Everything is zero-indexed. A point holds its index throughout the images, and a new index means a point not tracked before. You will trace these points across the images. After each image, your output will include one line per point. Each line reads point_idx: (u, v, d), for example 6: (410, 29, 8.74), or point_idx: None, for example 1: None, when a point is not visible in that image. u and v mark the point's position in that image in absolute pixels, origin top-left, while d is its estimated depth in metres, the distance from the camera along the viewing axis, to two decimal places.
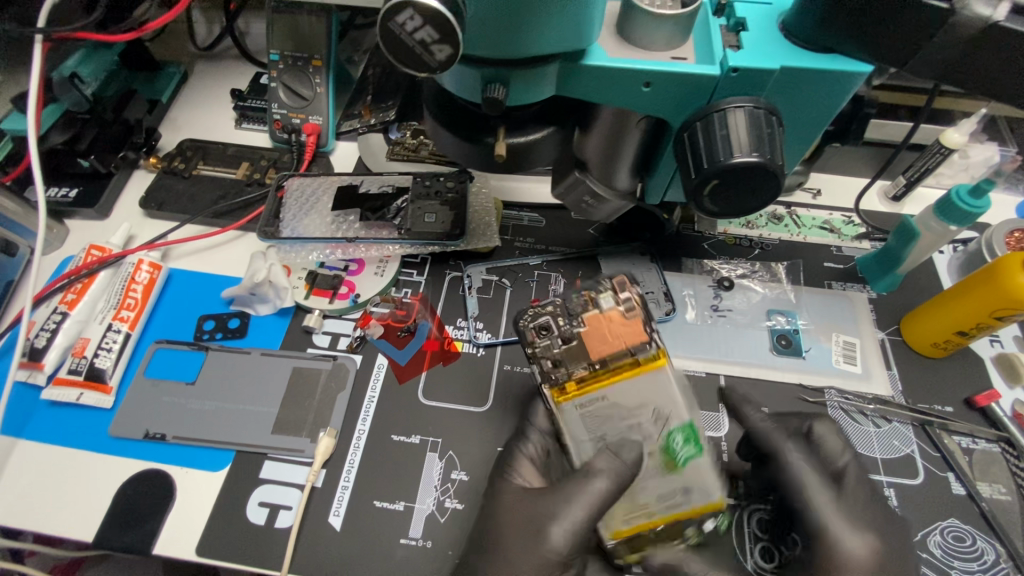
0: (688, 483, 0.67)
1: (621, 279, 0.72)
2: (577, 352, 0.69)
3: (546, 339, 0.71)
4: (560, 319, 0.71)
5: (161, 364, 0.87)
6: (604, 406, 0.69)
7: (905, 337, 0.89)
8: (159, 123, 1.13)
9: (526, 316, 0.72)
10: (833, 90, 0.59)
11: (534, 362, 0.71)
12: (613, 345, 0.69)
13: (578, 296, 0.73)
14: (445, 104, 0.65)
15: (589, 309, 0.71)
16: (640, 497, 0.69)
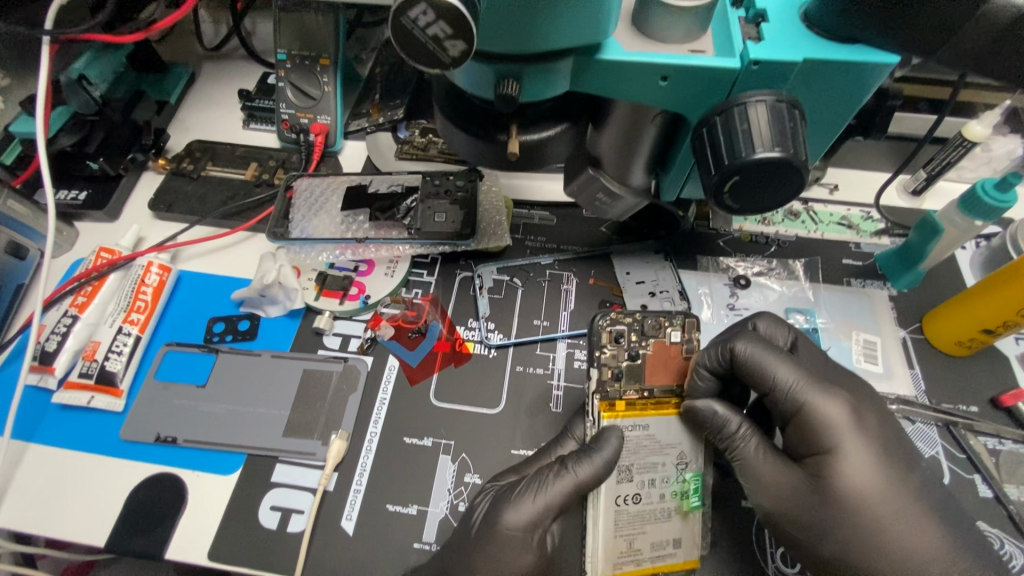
0: (680, 536, 0.69)
1: (692, 320, 0.77)
2: (637, 371, 0.75)
3: (616, 348, 0.75)
4: (631, 334, 0.76)
5: (171, 367, 0.87)
6: (642, 436, 0.71)
7: (928, 335, 0.87)
8: (167, 124, 1.13)
9: (605, 319, 0.75)
10: (859, 83, 0.57)
11: (596, 365, 0.74)
12: (667, 377, 0.75)
13: (652, 317, 0.76)
14: (457, 101, 0.64)
15: (659, 336, 0.76)
16: (637, 543, 0.67)
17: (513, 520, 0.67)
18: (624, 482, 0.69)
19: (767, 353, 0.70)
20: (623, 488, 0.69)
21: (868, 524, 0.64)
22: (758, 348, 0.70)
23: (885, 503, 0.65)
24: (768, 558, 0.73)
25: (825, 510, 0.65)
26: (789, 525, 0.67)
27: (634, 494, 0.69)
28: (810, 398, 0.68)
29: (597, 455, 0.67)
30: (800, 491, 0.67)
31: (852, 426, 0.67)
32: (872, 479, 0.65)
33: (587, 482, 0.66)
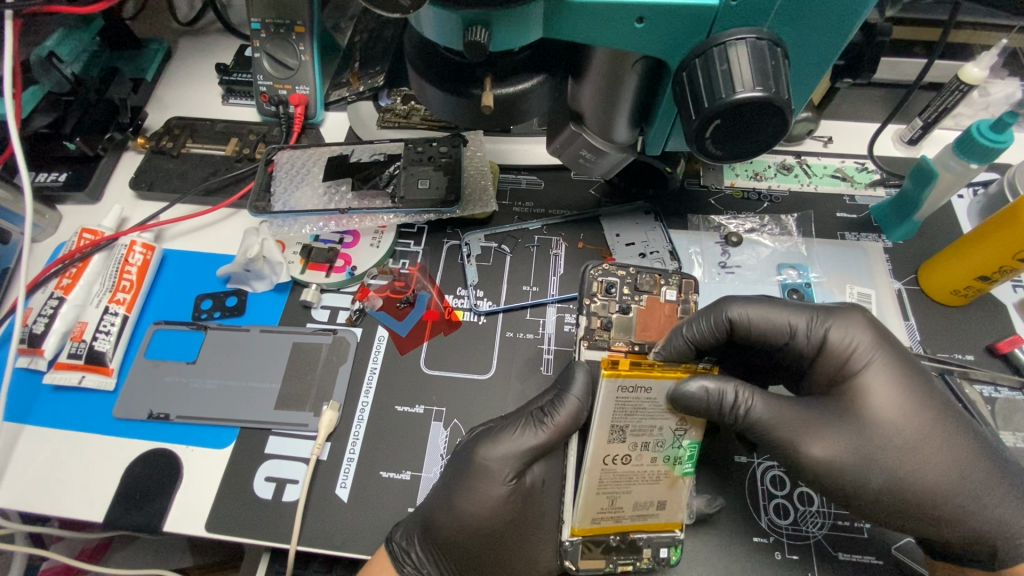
0: (665, 498, 0.68)
1: (688, 282, 0.78)
2: (628, 325, 0.75)
3: (606, 299, 0.75)
4: (624, 287, 0.76)
5: (161, 346, 0.86)
6: (642, 398, 0.67)
7: (923, 285, 0.85)
8: (145, 103, 1.11)
9: (597, 269, 0.76)
10: (844, 15, 0.55)
11: (585, 313, 0.75)
12: (661, 334, 0.75)
13: (647, 274, 0.77)
14: (429, 57, 0.62)
15: (654, 293, 0.77)
16: (619, 501, 0.66)
17: (488, 453, 0.70)
18: (616, 441, 0.66)
19: (771, 308, 0.71)
20: (614, 447, 0.66)
21: (898, 451, 0.64)
22: (758, 307, 0.71)
23: (918, 428, 0.64)
24: (761, 513, 0.73)
25: (868, 440, 0.64)
26: (836, 467, 0.64)
27: (625, 455, 0.67)
28: (830, 328, 0.68)
29: (569, 391, 0.70)
30: (841, 427, 0.65)
31: (880, 350, 0.67)
32: (901, 405, 0.65)
33: (563, 424, 0.69)
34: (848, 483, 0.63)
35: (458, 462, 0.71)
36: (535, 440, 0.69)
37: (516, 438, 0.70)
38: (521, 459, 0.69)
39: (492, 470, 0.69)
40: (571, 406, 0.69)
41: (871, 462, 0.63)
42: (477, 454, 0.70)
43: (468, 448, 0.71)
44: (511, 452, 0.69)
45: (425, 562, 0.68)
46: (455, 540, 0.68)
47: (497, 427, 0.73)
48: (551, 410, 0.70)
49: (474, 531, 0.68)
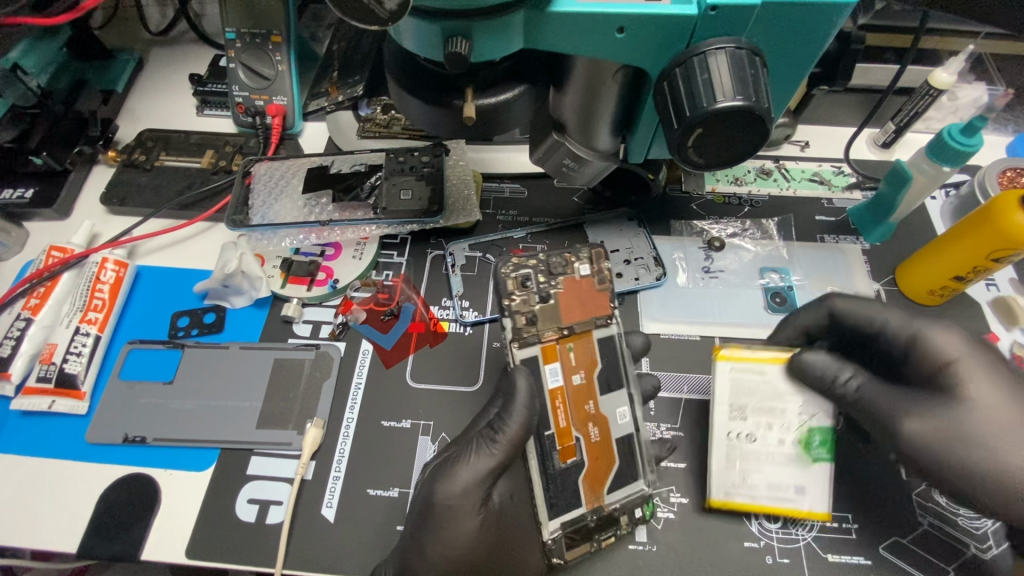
0: (802, 482, 0.69)
1: (598, 250, 0.74)
2: (552, 312, 0.71)
3: (524, 293, 0.72)
4: (539, 276, 0.73)
5: (136, 366, 0.84)
6: (758, 380, 0.70)
7: (901, 286, 0.87)
8: (116, 115, 1.08)
9: (507, 266, 0.72)
10: (820, 25, 0.55)
11: (507, 314, 0.70)
12: (585, 311, 0.72)
13: (557, 257, 0.74)
14: (409, 68, 0.62)
15: (568, 272, 0.73)
16: (751, 479, 0.69)
17: (448, 491, 0.67)
18: (737, 419, 0.70)
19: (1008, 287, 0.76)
20: (736, 425, 0.70)
21: (1005, 440, 0.63)
22: (854, 301, 0.75)
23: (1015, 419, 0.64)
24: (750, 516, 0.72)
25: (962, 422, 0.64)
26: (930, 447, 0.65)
27: (748, 433, 0.69)
28: (919, 328, 0.70)
29: (514, 401, 0.67)
30: (932, 411, 0.66)
31: (972, 348, 0.68)
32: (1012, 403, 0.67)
33: (514, 436, 0.67)
34: (950, 464, 0.64)
35: (419, 505, 0.68)
36: (491, 462, 0.68)
37: (472, 466, 0.68)
38: (479, 484, 0.68)
39: (456, 507, 0.67)
40: (518, 417, 0.66)
41: (963, 440, 0.64)
42: (436, 493, 0.67)
43: (425, 489, 0.69)
44: (470, 481, 0.68)
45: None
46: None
47: (450, 457, 0.70)
48: (498, 427, 0.67)
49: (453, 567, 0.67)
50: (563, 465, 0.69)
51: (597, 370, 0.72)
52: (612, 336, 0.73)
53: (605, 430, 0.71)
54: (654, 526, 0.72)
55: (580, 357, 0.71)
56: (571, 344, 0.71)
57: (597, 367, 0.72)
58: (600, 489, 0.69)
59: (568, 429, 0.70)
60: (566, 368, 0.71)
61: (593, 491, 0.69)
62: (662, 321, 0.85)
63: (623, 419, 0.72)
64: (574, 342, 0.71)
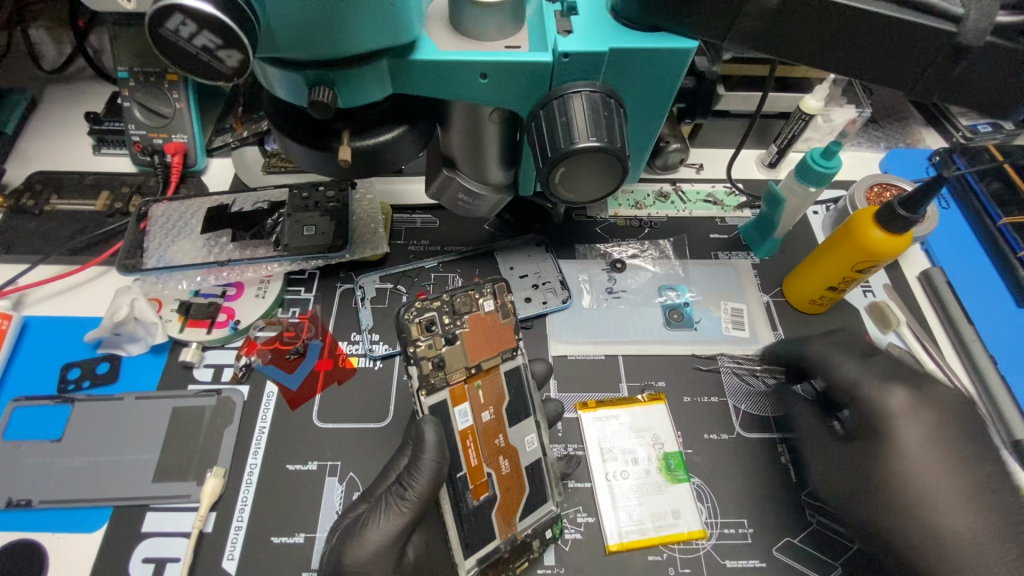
0: (678, 506, 0.76)
1: (502, 284, 0.75)
2: (459, 354, 0.71)
3: (430, 337, 0.70)
4: (444, 317, 0.72)
5: (21, 425, 0.79)
6: (616, 425, 0.81)
7: (788, 297, 0.93)
8: (4, 157, 1.03)
9: (410, 312, 0.70)
10: (669, 69, 0.60)
11: (414, 362, 0.69)
12: (491, 347, 0.73)
13: (461, 294, 0.73)
14: (287, 114, 0.63)
15: (473, 309, 0.73)
16: (636, 514, 0.75)
17: (354, 556, 0.64)
18: (609, 460, 0.79)
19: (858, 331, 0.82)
20: (609, 466, 0.79)
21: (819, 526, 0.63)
22: None
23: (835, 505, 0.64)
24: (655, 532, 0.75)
25: None
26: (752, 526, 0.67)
27: (620, 471, 0.78)
28: None
29: (422, 454, 0.66)
30: None
31: None
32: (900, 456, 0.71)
33: (422, 493, 0.66)
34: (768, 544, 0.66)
35: (329, 573, 0.65)
36: (401, 520, 0.66)
37: (382, 526, 0.66)
38: (393, 544, 0.66)
39: (369, 571, 0.64)
40: (426, 473, 0.65)
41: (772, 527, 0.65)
42: (345, 559, 0.64)
43: (333, 554, 0.65)
44: (379, 544, 0.65)
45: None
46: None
47: (360, 519, 0.68)
48: (407, 483, 0.66)
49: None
50: (476, 503, 0.69)
51: (505, 405, 0.73)
52: (518, 367, 0.75)
53: (514, 461, 0.72)
54: (561, 549, 0.73)
55: (489, 394, 0.73)
56: (478, 383, 0.72)
57: (504, 401, 0.73)
58: (512, 517, 0.70)
59: (480, 467, 0.70)
60: (475, 407, 0.71)
61: (505, 520, 0.70)
62: (569, 343, 0.87)
63: (531, 446, 0.74)
64: (481, 380, 0.72)
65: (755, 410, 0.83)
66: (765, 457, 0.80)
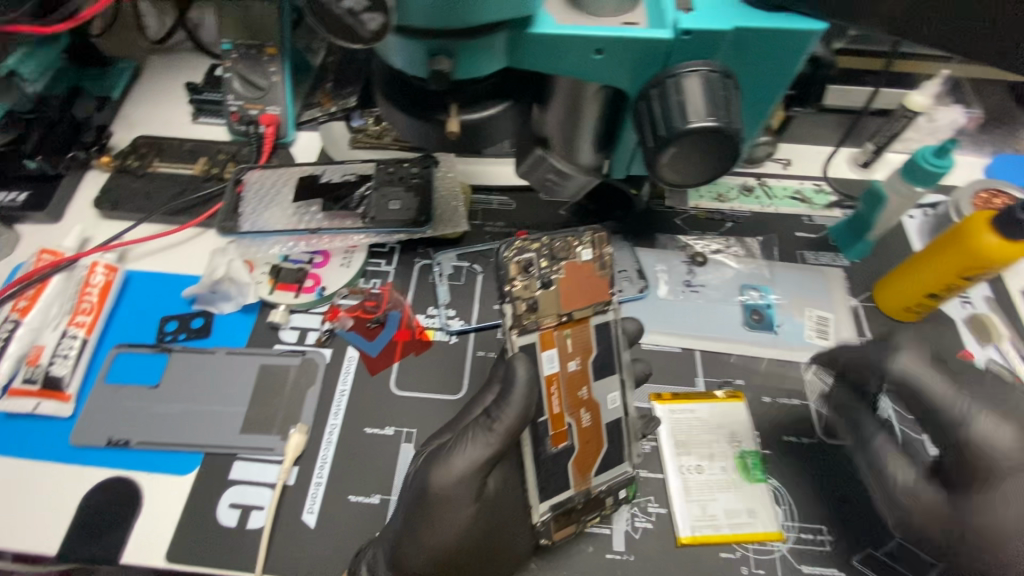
0: (754, 506, 0.74)
1: (601, 234, 0.72)
2: (554, 299, 0.69)
3: (527, 279, 0.69)
4: (541, 260, 0.69)
5: (122, 370, 0.84)
6: (690, 419, 0.80)
7: (878, 302, 0.89)
8: (112, 121, 1.09)
9: (510, 249, 0.68)
10: (791, 51, 0.58)
11: (509, 300, 0.68)
12: (586, 297, 0.71)
13: (560, 239, 0.71)
14: (396, 84, 0.64)
15: (571, 257, 0.71)
16: (710, 509, 0.74)
17: (441, 479, 0.66)
18: (683, 454, 0.78)
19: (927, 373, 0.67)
20: (684, 459, 0.77)
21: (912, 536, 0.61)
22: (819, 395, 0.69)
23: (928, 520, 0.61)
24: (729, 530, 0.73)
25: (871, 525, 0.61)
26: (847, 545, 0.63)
27: (694, 464, 0.77)
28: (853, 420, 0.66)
29: (513, 389, 0.66)
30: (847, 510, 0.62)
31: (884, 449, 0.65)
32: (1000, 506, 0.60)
33: (511, 425, 0.66)
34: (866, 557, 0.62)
35: (414, 494, 0.67)
36: (487, 451, 0.66)
37: (467, 453, 0.66)
38: (475, 473, 0.66)
39: (451, 496, 0.66)
40: (516, 407, 0.65)
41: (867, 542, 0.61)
42: (430, 481, 0.65)
43: (420, 476, 0.67)
44: (465, 470, 0.66)
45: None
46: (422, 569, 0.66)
47: (446, 445, 0.69)
48: (495, 416, 0.66)
49: (443, 555, 0.66)
50: (555, 449, 0.70)
51: (591, 358, 0.72)
52: (608, 321, 0.73)
53: (595, 415, 0.72)
54: (631, 536, 0.73)
55: (576, 344, 0.71)
56: (568, 331, 0.70)
57: (591, 354, 0.72)
58: (587, 473, 0.71)
59: (562, 415, 0.70)
60: (562, 354, 0.70)
61: (581, 475, 0.71)
62: (645, 333, 0.86)
63: (613, 404, 0.73)
64: (571, 328, 0.71)
65: None
66: (847, 465, 0.77)
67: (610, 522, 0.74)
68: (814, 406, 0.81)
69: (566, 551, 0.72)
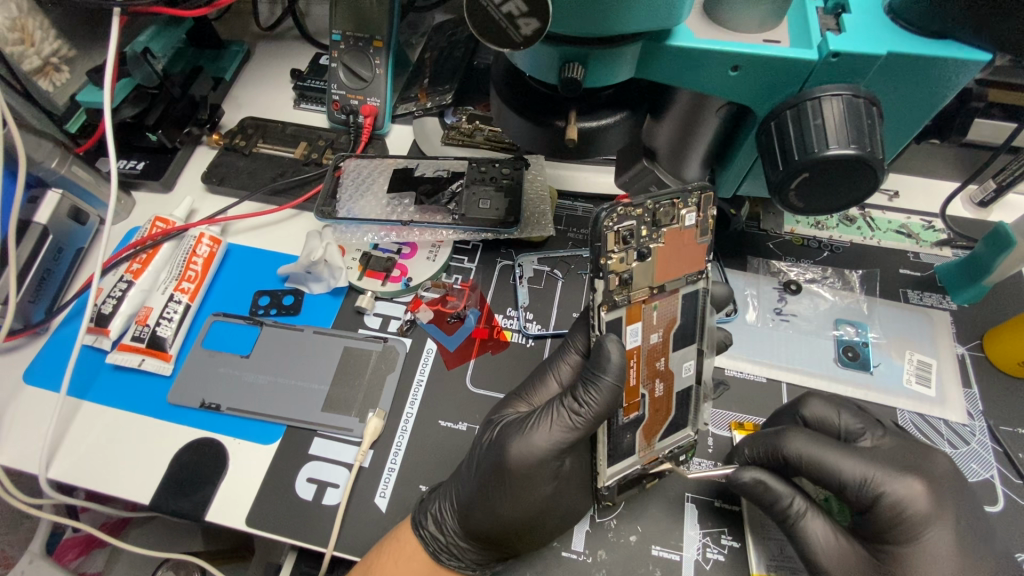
0: None
1: (709, 195, 0.65)
2: (648, 270, 0.65)
3: (624, 250, 0.63)
4: (642, 228, 0.63)
5: (218, 337, 0.89)
6: None
7: (988, 353, 0.82)
8: (222, 101, 1.16)
9: (612, 218, 0.61)
10: (943, 79, 0.55)
11: (604, 275, 0.63)
12: (680, 264, 0.67)
13: (665, 201, 0.63)
14: (516, 86, 0.64)
15: (673, 223, 0.64)
16: (789, 550, 0.70)
17: (521, 453, 0.66)
18: None
19: (821, 448, 0.65)
20: None
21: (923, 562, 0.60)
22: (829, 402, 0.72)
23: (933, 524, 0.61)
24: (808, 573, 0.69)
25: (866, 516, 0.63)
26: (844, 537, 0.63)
27: None
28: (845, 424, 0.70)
29: (603, 376, 0.64)
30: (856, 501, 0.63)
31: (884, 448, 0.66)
32: (964, 559, 0.60)
33: (598, 410, 0.64)
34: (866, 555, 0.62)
35: (492, 465, 0.67)
36: (570, 433, 0.66)
37: (549, 432, 0.67)
38: (556, 453, 0.67)
39: (529, 471, 0.66)
40: (605, 394, 0.64)
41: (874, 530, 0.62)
42: (511, 455, 0.66)
43: (499, 448, 0.67)
44: (545, 447, 0.66)
45: (461, 540, 0.70)
46: (493, 532, 0.69)
47: (528, 418, 0.69)
48: (583, 400, 0.65)
49: (515, 525, 0.68)
50: (626, 420, 0.69)
51: (674, 330, 0.70)
52: (697, 291, 0.70)
53: (667, 385, 0.71)
54: (701, 566, 0.71)
55: (661, 316, 0.69)
56: (655, 305, 0.68)
57: (675, 325, 0.70)
58: (653, 438, 0.71)
59: (637, 387, 0.69)
60: (646, 327, 0.68)
61: (647, 440, 0.70)
62: (729, 357, 0.83)
63: (687, 372, 0.72)
64: (658, 301, 0.68)
65: None
66: None
67: (680, 547, 0.72)
68: None
69: (632, 570, 0.71)
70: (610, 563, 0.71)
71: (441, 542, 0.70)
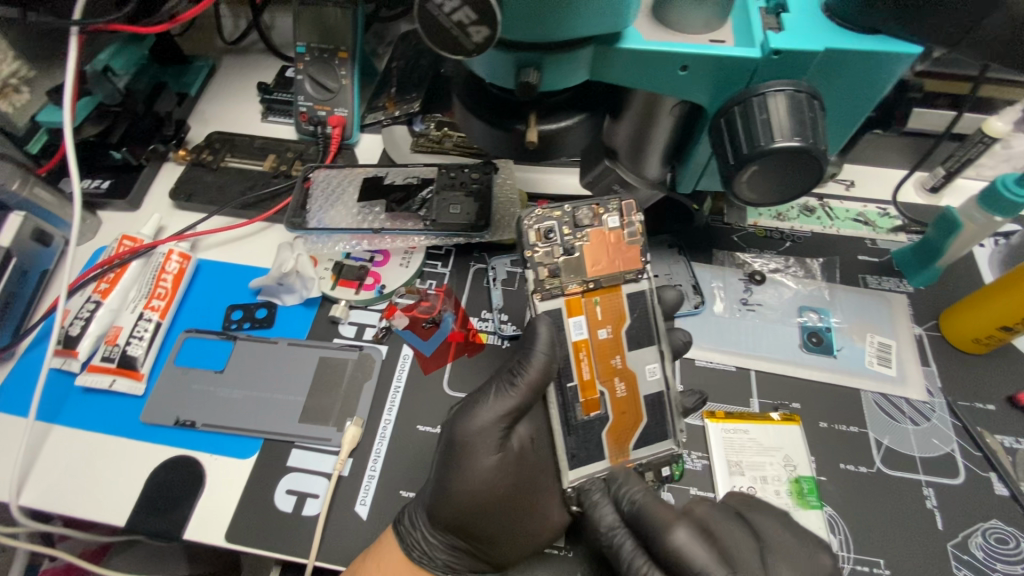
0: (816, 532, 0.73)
1: (628, 203, 0.74)
2: (577, 266, 0.73)
3: (548, 245, 0.73)
4: (564, 228, 0.74)
5: (190, 353, 0.88)
6: (745, 439, 0.78)
7: (945, 332, 0.85)
8: (188, 116, 1.15)
9: (531, 218, 0.73)
10: (880, 72, 0.58)
11: (530, 266, 0.72)
12: (613, 264, 0.74)
13: (585, 208, 0.74)
14: (476, 92, 0.66)
15: (596, 225, 0.74)
16: None
17: (466, 427, 0.70)
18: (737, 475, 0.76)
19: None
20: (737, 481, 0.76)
21: None
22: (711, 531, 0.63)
23: None
24: None
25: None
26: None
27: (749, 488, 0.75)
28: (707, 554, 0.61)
29: (533, 347, 0.71)
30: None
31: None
32: None
33: (532, 378, 0.70)
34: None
35: (444, 444, 0.71)
36: (509, 403, 0.70)
37: (492, 406, 0.71)
38: (498, 423, 0.70)
39: (474, 443, 0.70)
40: (537, 362, 0.70)
41: None
42: (456, 429, 0.70)
43: (448, 426, 0.72)
44: (488, 419, 0.70)
45: (432, 535, 0.70)
46: (460, 519, 0.69)
47: (474, 399, 0.73)
48: (518, 371, 0.71)
49: (476, 505, 0.69)
50: (587, 416, 0.73)
51: (624, 326, 0.74)
52: (643, 291, 0.75)
53: (630, 385, 0.74)
54: None
55: (607, 312, 0.74)
56: (596, 299, 0.74)
57: (625, 321, 0.74)
58: (624, 445, 0.73)
59: (593, 382, 0.73)
60: (591, 322, 0.74)
61: (616, 446, 0.73)
62: (700, 348, 0.85)
63: (652, 376, 0.75)
64: (600, 296, 0.74)
65: (897, 446, 0.78)
66: (909, 497, 0.75)
67: None
68: (875, 436, 0.79)
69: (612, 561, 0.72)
70: (591, 556, 0.73)
71: (410, 535, 0.69)
